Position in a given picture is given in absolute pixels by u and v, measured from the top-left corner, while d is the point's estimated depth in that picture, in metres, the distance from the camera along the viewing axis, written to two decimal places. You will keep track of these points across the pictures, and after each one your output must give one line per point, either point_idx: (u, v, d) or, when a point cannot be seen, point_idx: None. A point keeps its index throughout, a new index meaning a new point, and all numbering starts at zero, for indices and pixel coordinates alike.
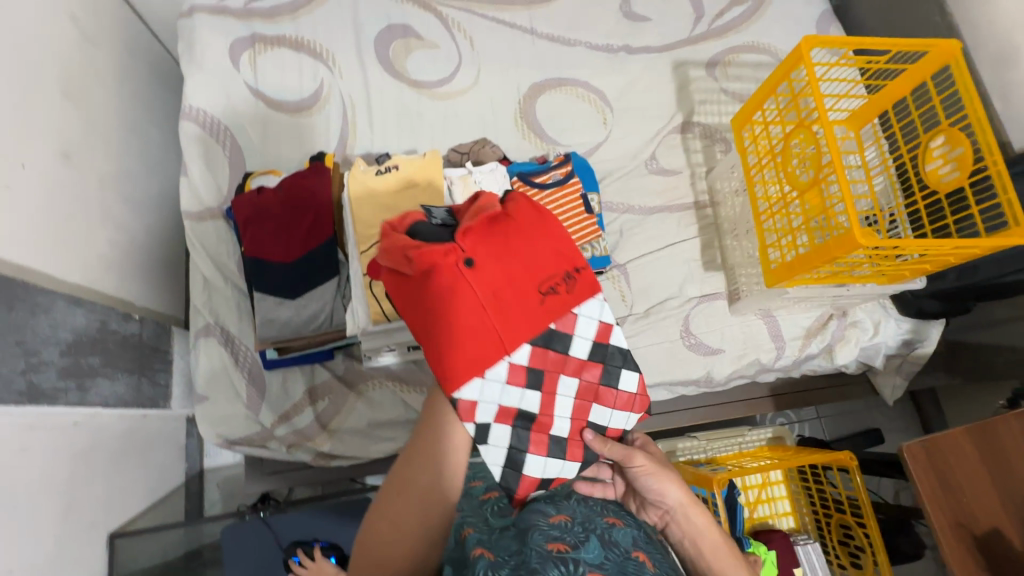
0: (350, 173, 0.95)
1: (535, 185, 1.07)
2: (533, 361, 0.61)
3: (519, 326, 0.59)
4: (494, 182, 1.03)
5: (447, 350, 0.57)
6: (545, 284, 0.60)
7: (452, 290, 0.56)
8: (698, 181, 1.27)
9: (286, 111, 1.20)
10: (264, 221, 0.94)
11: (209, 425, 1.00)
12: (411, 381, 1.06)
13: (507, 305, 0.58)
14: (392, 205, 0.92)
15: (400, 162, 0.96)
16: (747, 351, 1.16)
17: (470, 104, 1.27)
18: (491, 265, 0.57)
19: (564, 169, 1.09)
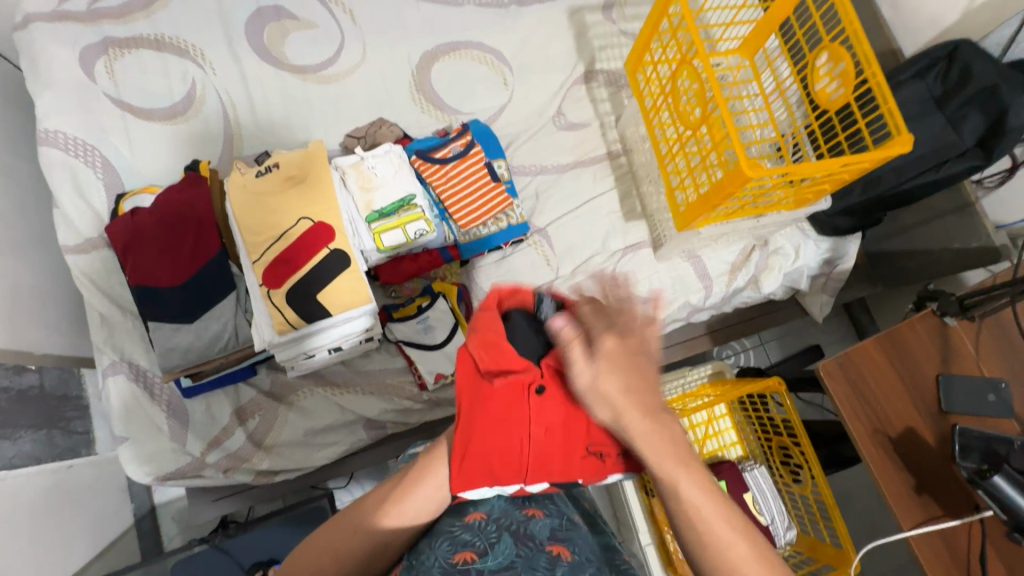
0: (229, 179, 0.89)
1: (435, 162, 1.02)
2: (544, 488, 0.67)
3: (553, 462, 0.64)
4: (390, 164, 0.97)
5: (478, 456, 0.61)
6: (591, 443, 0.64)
7: (512, 410, 0.61)
8: (608, 132, 1.24)
9: (159, 120, 1.11)
10: (142, 244, 0.87)
11: (136, 465, 0.95)
12: (343, 383, 1.03)
13: (551, 449, 0.63)
14: (277, 207, 0.86)
15: (281, 159, 0.90)
16: (676, 295, 1.17)
17: (361, 84, 1.19)
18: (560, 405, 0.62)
19: (464, 140, 1.04)
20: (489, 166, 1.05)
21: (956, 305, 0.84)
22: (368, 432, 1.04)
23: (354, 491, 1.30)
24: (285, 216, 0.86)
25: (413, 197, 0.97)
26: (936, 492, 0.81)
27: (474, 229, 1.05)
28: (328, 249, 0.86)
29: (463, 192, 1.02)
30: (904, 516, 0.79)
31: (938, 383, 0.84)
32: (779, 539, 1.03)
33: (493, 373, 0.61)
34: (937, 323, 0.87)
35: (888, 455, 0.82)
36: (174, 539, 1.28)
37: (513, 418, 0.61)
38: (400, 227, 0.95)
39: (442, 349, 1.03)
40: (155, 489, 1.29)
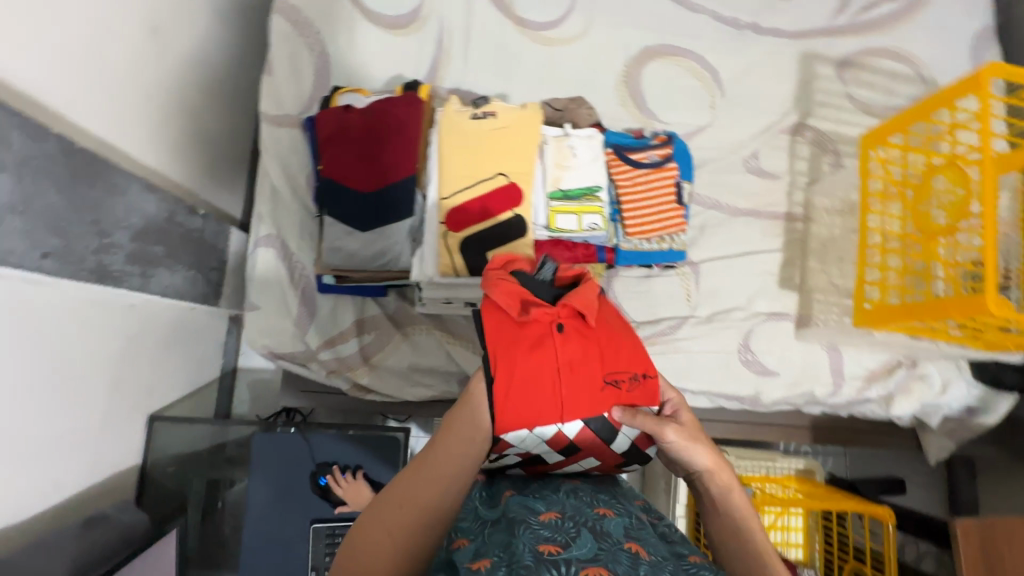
0: (444, 110, 0.89)
1: (628, 162, 0.99)
2: (579, 436, 0.58)
3: (583, 403, 0.56)
4: (589, 151, 0.95)
5: (521, 390, 0.54)
6: (610, 376, 0.58)
7: (540, 350, 0.56)
8: (795, 192, 1.18)
9: (382, 26, 1.13)
10: (346, 143, 0.89)
11: (258, 335, 1.00)
12: (459, 336, 1.05)
13: (580, 390, 0.57)
14: (481, 154, 0.86)
15: (498, 110, 0.88)
16: (802, 381, 1.10)
17: (573, 56, 1.17)
18: (578, 343, 0.57)
19: (664, 151, 1.01)
20: (677, 187, 1.02)
21: None
22: (460, 388, 1.06)
23: None
24: (485, 166, 0.86)
25: (599, 189, 0.95)
26: None
27: (637, 240, 1.03)
28: (511, 213, 0.86)
29: (642, 202, 1.00)
30: None
31: None
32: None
33: (518, 317, 0.57)
34: None
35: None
36: (242, 404, 1.36)
37: (541, 357, 0.56)
38: (576, 213, 0.94)
39: None
40: (242, 354, 1.36)
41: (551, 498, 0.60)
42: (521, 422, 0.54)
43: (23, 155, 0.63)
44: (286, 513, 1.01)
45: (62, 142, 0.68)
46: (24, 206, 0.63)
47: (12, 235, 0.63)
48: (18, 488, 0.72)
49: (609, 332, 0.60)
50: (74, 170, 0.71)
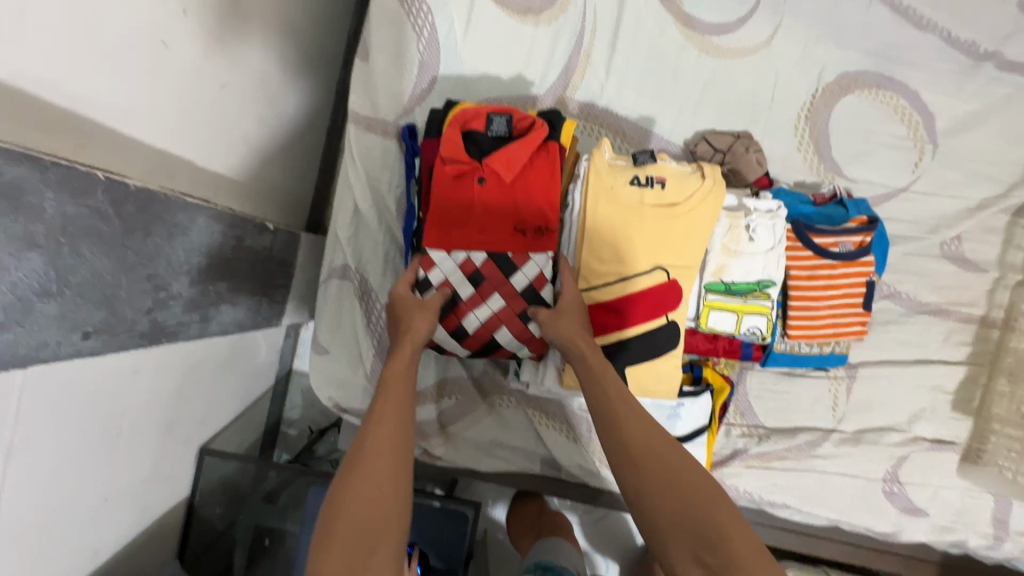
0: (593, 165, 0.69)
1: (810, 247, 0.77)
2: (489, 267, 0.69)
3: (496, 237, 0.69)
4: (772, 234, 0.73)
5: (437, 212, 0.69)
6: (524, 224, 0.69)
7: (456, 189, 0.69)
8: (998, 291, 0.92)
9: (510, 10, 0.86)
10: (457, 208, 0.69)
11: (324, 385, 0.86)
12: (554, 416, 0.89)
13: (495, 219, 0.69)
14: (638, 237, 0.67)
15: (668, 177, 0.68)
16: (955, 526, 0.90)
17: (746, 76, 0.90)
18: (499, 193, 0.69)
19: (861, 240, 0.78)
20: (868, 283, 0.79)
21: None
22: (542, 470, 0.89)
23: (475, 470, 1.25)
24: (637, 252, 0.67)
25: (772, 285, 0.73)
26: None
27: (796, 342, 0.82)
28: (666, 319, 0.67)
29: (819, 302, 0.78)
30: None
31: None
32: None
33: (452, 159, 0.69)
34: None
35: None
36: (294, 410, 1.26)
37: (467, 202, 0.69)
38: (736, 312, 0.73)
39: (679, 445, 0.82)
40: (299, 357, 1.25)
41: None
42: (437, 242, 0.69)
43: (59, 222, 0.47)
44: None
45: (110, 190, 0.51)
46: (59, 287, 0.48)
47: (45, 325, 0.48)
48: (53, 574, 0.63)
49: (535, 175, 0.69)
50: (126, 222, 0.54)
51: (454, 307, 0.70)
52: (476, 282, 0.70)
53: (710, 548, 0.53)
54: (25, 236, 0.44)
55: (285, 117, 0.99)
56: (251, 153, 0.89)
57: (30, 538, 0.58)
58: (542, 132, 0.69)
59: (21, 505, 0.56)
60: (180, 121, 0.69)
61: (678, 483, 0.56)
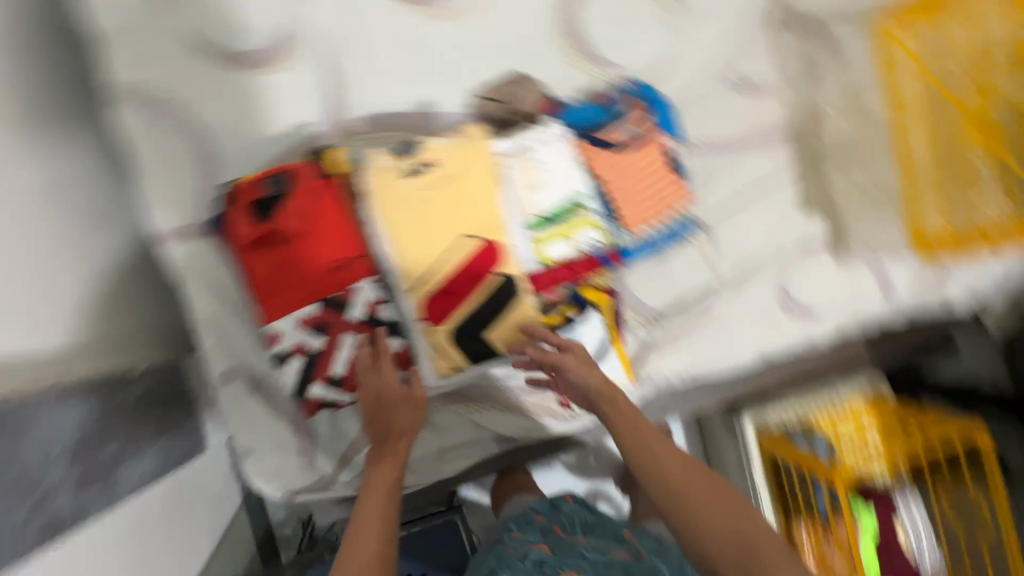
0: (376, 178, 0.78)
1: (510, 139, 0.87)
2: (325, 313, 0.79)
3: (318, 284, 0.78)
4: (558, 155, 0.86)
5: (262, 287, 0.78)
6: (332, 265, 0.77)
7: (264, 260, 0.77)
8: (793, 96, 0.99)
9: (247, 68, 0.83)
10: (275, 278, 0.78)
11: (266, 480, 0.89)
12: (479, 402, 0.91)
13: (308, 273, 0.77)
14: (438, 221, 0.78)
15: (438, 155, 0.80)
16: (850, 310, 0.99)
17: (492, 20, 0.92)
18: (299, 246, 0.77)
19: (546, 107, 0.93)
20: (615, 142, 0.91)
21: None
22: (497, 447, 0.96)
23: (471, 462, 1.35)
24: (445, 231, 0.77)
25: (580, 197, 0.85)
26: None
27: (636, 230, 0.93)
28: (498, 276, 0.79)
29: (631, 180, 0.92)
30: None
31: None
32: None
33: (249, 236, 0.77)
34: None
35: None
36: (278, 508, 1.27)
37: (276, 266, 0.77)
38: (557, 237, 0.84)
39: (585, 367, 0.90)
40: None
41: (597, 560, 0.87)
42: (273, 312, 0.79)
43: None
44: None
45: None
46: None
47: None
48: None
49: (320, 216, 0.77)
50: None
51: (317, 361, 0.82)
52: (322, 332, 0.80)
53: (754, 562, 0.62)
54: None
55: None
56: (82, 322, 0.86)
57: None
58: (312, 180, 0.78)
59: None
60: None
61: (733, 513, 0.66)
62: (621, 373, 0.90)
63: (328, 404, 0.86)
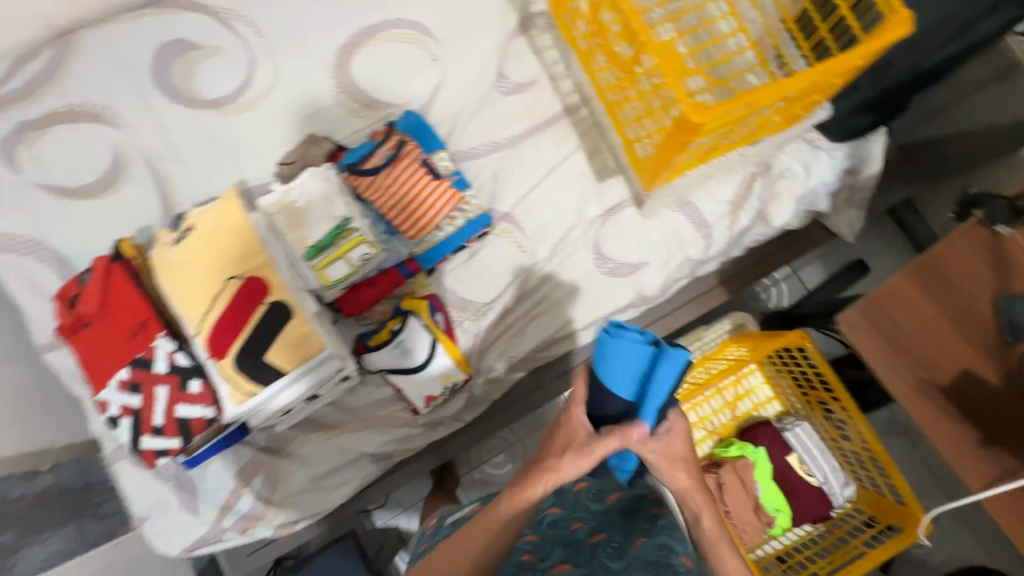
0: (277, 206, 1.03)
1: (365, 173, 1.08)
2: (131, 378, 0.94)
3: (112, 368, 0.95)
4: (426, 191, 1.07)
5: (88, 370, 0.96)
6: (139, 327, 0.95)
7: (97, 351, 0.97)
8: None
9: (211, 108, 1.13)
10: (107, 322, 0.96)
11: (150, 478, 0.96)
12: (370, 417, 1.14)
13: (112, 327, 0.96)
14: (327, 241, 0.98)
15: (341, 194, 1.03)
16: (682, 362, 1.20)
17: None
18: (114, 333, 0.96)
19: (391, 144, 1.08)
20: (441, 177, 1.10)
21: (1006, 210, 0.76)
22: (377, 465, 1.14)
23: (383, 514, 1.50)
24: (241, 258, 0.93)
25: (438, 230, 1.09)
26: (996, 425, 0.78)
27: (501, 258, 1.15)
28: (266, 303, 0.91)
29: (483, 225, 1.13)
30: (960, 462, 0.79)
31: (995, 309, 0.77)
32: (837, 501, 1.08)
33: (76, 331, 0.98)
34: (986, 234, 0.78)
35: (1014, 508, 0.75)
36: None
37: (99, 358, 0.96)
38: (340, 254, 1.02)
39: (423, 369, 1.07)
40: None
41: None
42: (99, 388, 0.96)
43: None
44: None
45: None
46: None
47: None
48: None
49: (115, 309, 0.96)
50: None
51: (141, 418, 0.94)
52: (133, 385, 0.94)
53: None
54: None
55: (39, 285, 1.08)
56: None
57: None
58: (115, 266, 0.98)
59: None
60: None
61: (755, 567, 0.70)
62: (452, 369, 1.10)
63: (161, 455, 0.95)
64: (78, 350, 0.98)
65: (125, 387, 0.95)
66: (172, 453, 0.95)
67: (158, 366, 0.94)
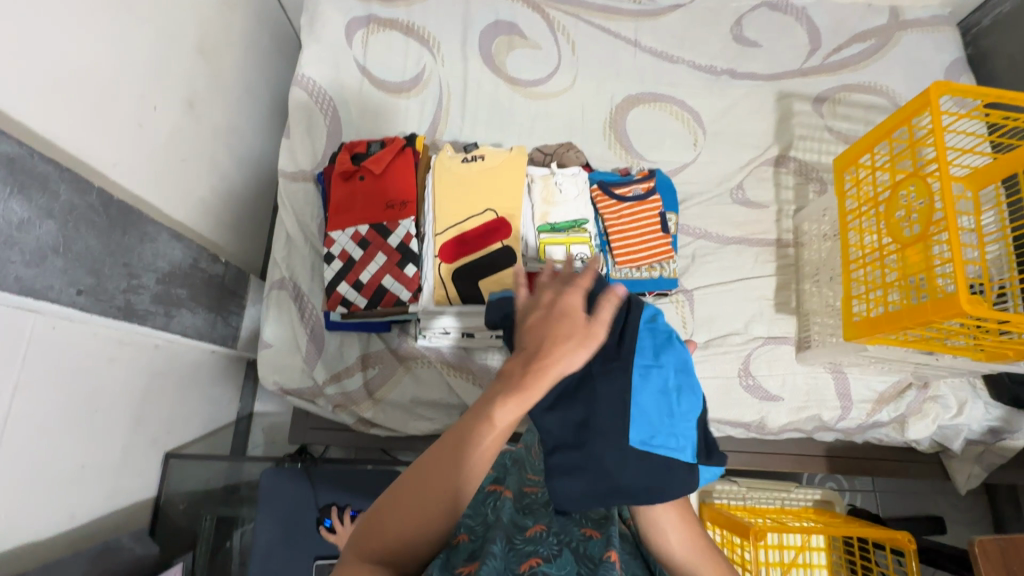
0: (542, 182, 1.02)
1: (614, 197, 1.06)
2: (368, 232, 0.94)
3: (370, 205, 0.95)
4: (575, 187, 1.02)
5: (337, 203, 0.96)
6: (400, 197, 0.95)
7: (354, 191, 0.96)
8: (783, 220, 1.21)
9: (387, 90, 1.25)
10: (366, 179, 0.96)
11: (268, 371, 1.06)
12: (459, 367, 1.07)
13: (388, 171, 0.95)
14: (472, 192, 0.94)
15: (487, 153, 0.97)
16: (808, 404, 1.09)
17: (561, 106, 1.28)
18: (371, 183, 0.96)
19: (647, 184, 1.07)
20: (662, 217, 1.07)
21: None
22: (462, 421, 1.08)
23: None
24: (514, 198, 0.94)
25: (585, 222, 1.00)
26: None
27: (627, 270, 1.06)
28: (500, 244, 0.92)
29: (630, 232, 1.05)
30: None
31: None
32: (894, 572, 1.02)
33: (349, 171, 0.96)
34: None
35: None
36: (257, 448, 1.39)
37: (351, 192, 0.96)
38: (565, 244, 0.99)
39: None
40: (258, 398, 1.41)
41: (542, 512, 0.64)
42: (338, 227, 0.95)
43: (68, 206, 0.73)
44: (291, 549, 1.02)
45: (101, 196, 0.79)
46: (64, 248, 0.72)
47: (54, 274, 0.71)
48: (41, 511, 0.78)
49: (393, 165, 0.96)
50: (110, 220, 0.81)
51: (329, 295, 0.94)
52: (365, 247, 0.93)
53: None
54: (46, 208, 0.69)
55: (229, 190, 1.28)
56: (206, 207, 1.17)
57: (19, 455, 0.74)
58: (399, 142, 0.97)
59: (19, 438, 0.74)
60: (161, 179, 1.01)
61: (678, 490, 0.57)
62: None
63: (343, 305, 0.93)
64: (337, 188, 0.97)
65: (364, 237, 0.94)
66: (363, 295, 0.93)
67: (349, 252, 0.94)
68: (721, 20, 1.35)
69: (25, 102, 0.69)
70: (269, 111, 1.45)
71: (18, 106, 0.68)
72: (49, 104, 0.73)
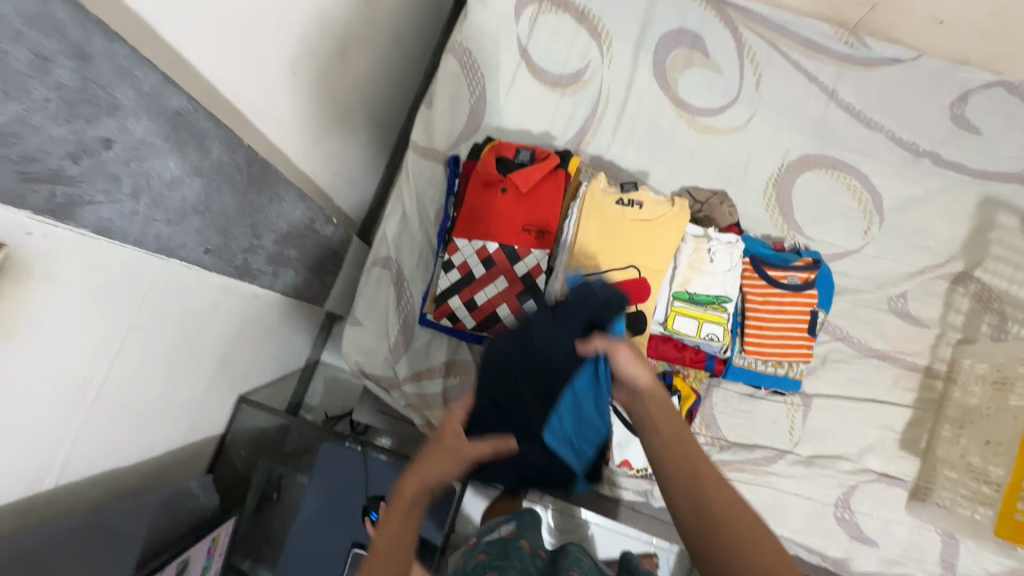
0: (694, 245, 0.90)
1: (765, 278, 0.94)
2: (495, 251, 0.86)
3: (505, 224, 0.87)
4: (729, 259, 0.90)
5: (471, 210, 0.88)
6: (538, 224, 0.86)
7: (492, 201, 0.88)
8: (941, 346, 1.05)
9: (543, 82, 1.13)
10: (508, 193, 0.87)
11: (353, 350, 1.03)
12: None
13: (533, 191, 0.87)
14: (618, 241, 0.85)
15: (646, 200, 0.87)
16: (903, 560, 0.97)
17: (726, 147, 1.13)
18: (511, 199, 0.87)
19: (807, 276, 0.94)
20: (812, 314, 0.94)
21: None
22: None
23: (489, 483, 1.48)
24: (661, 260, 0.85)
25: (728, 300, 0.90)
26: None
27: (753, 359, 0.96)
28: (634, 308, 0.84)
29: (771, 323, 0.93)
30: None
31: None
32: None
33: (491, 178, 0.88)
34: None
35: None
36: (315, 396, 1.41)
37: (488, 201, 0.88)
38: (697, 319, 0.89)
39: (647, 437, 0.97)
40: (327, 349, 1.41)
41: None
42: (465, 236, 0.88)
43: (217, 163, 0.68)
44: (332, 529, 1.03)
45: (247, 153, 0.74)
46: (203, 208, 0.69)
47: (188, 233, 0.68)
48: (128, 445, 0.80)
49: (540, 185, 0.87)
50: (249, 179, 0.76)
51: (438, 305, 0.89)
52: (488, 266, 0.86)
53: None
54: (196, 166, 0.65)
55: (352, 143, 1.22)
56: (330, 161, 1.12)
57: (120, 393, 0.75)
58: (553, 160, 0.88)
59: (123, 377, 0.74)
60: (299, 131, 0.95)
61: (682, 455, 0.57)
62: None
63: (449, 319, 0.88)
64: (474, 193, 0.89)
65: (489, 255, 0.87)
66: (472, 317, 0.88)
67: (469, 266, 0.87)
68: (945, 89, 1.12)
69: (200, 46, 0.63)
70: (408, 63, 1.36)
71: (194, 51, 0.63)
72: (221, 50, 0.67)
